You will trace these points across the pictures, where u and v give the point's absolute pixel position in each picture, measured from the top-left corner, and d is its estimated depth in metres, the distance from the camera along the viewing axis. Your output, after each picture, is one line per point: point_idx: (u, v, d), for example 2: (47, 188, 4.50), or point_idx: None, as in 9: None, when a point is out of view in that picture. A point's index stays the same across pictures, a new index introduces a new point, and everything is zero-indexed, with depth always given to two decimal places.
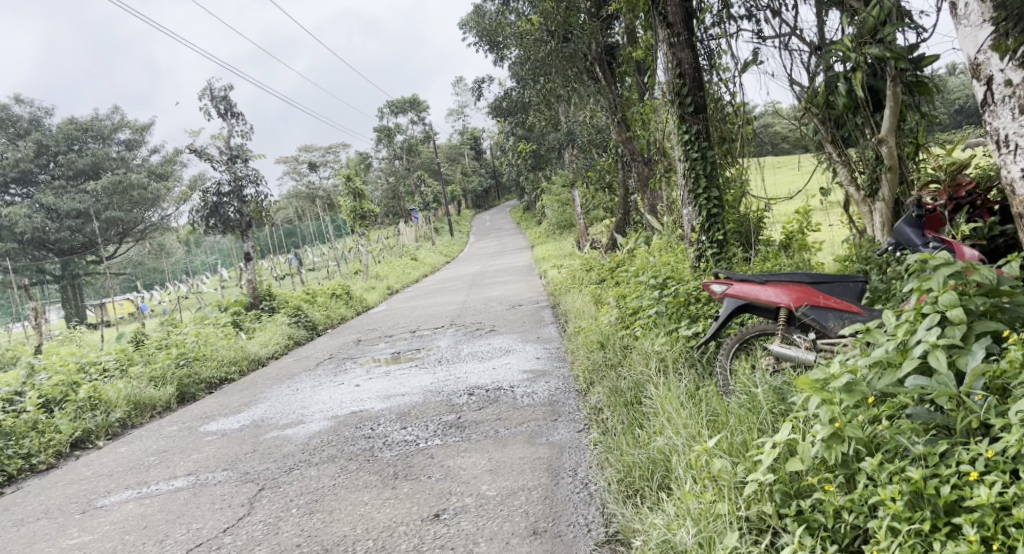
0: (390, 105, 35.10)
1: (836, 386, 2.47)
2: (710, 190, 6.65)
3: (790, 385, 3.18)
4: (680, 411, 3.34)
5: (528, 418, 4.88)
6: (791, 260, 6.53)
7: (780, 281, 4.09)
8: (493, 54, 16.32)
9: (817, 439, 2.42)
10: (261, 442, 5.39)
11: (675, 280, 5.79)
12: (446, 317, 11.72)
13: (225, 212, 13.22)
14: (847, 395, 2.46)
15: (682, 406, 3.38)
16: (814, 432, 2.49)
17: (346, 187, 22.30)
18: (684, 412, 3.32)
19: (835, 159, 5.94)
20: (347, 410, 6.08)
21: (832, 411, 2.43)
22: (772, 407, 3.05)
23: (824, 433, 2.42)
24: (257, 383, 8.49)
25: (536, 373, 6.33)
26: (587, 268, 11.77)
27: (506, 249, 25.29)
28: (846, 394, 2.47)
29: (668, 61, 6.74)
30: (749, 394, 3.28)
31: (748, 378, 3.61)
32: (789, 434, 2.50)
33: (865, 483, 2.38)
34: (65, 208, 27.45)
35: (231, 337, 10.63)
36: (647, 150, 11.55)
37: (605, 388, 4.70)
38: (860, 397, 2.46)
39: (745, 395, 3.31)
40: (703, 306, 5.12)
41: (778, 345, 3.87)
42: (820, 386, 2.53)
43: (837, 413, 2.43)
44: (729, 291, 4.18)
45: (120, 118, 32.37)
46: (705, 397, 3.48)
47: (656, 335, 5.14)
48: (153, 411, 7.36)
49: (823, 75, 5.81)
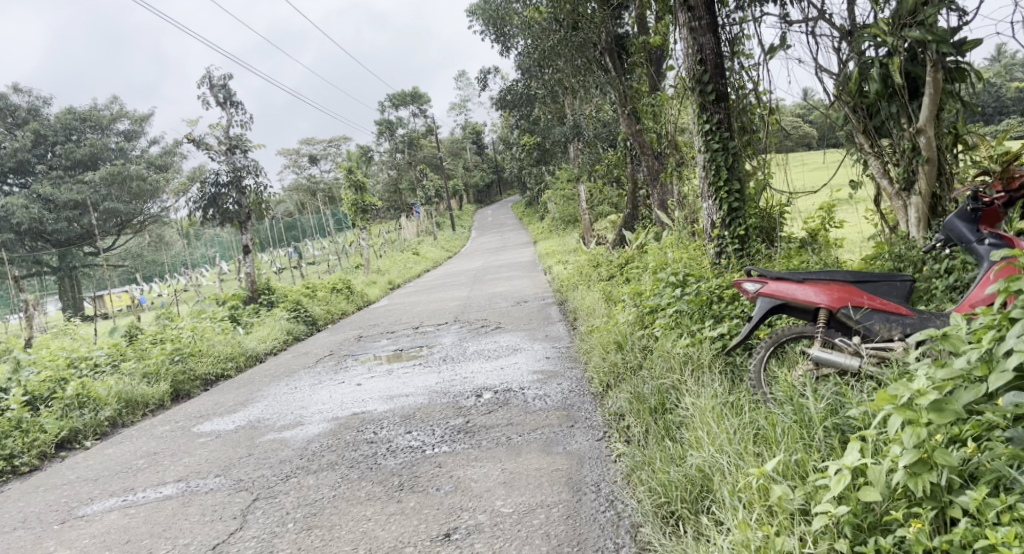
0: (392, 98, 34.74)
1: (924, 404, 2.22)
2: (731, 182, 6.32)
3: (843, 396, 2.88)
4: (719, 424, 3.04)
5: (541, 424, 4.57)
6: (817, 257, 6.21)
7: (819, 279, 3.77)
8: (498, 45, 15.98)
9: (902, 464, 2.18)
10: (257, 446, 5.08)
11: (695, 277, 5.48)
12: (449, 313, 11.41)
13: (223, 203, 12.89)
14: (936, 414, 2.22)
15: (720, 419, 3.09)
16: (895, 455, 2.25)
17: (347, 180, 21.97)
18: (723, 425, 3.03)
19: (865, 151, 5.57)
20: (348, 411, 5.77)
21: (923, 434, 2.17)
22: (826, 422, 2.76)
23: (909, 459, 2.18)
24: (254, 381, 8.18)
25: (547, 374, 6.02)
26: (595, 264, 11.43)
27: (508, 245, 24.95)
28: (934, 413, 2.22)
29: (689, 46, 6.40)
30: (795, 404, 2.98)
31: (789, 386, 3.30)
32: (867, 461, 2.24)
33: (964, 520, 2.12)
34: (63, 199, 27.12)
35: (227, 332, 10.31)
36: (658, 144, 11.22)
37: (626, 392, 4.38)
38: (953, 417, 2.21)
39: (791, 406, 3.00)
40: (728, 306, 4.81)
41: (819, 349, 3.55)
42: (901, 403, 2.30)
43: (927, 436, 2.18)
44: (762, 290, 3.85)
45: (119, 108, 32.00)
46: (744, 409, 3.19)
47: (677, 336, 4.82)
48: (145, 409, 7.05)
49: (855, 60, 5.47)
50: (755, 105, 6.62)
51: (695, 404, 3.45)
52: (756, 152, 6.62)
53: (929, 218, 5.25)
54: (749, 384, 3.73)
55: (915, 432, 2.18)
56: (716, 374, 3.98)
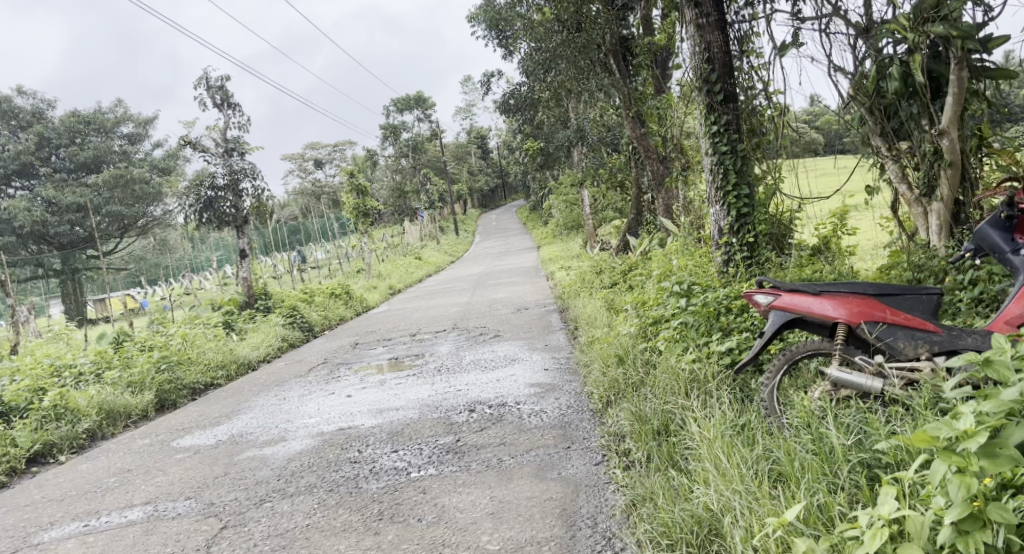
0: (396, 103, 34.53)
1: (973, 450, 1.98)
2: (740, 186, 6.01)
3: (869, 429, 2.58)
4: (729, 457, 2.73)
5: (536, 444, 4.26)
6: (831, 266, 5.88)
7: (837, 292, 3.47)
8: (501, 48, 15.73)
9: (948, 521, 1.94)
10: (235, 464, 4.78)
11: (702, 287, 5.18)
12: (448, 320, 11.10)
13: (219, 207, 12.61)
14: (988, 460, 1.99)
15: (731, 451, 2.79)
16: (938, 506, 2.01)
17: (349, 184, 21.70)
18: (734, 459, 2.73)
19: (882, 153, 5.26)
20: (334, 426, 5.47)
21: (972, 485, 1.94)
22: (850, 458, 2.46)
23: (955, 512, 1.94)
24: (243, 390, 7.89)
25: (544, 387, 5.70)
26: (598, 270, 11.11)
27: (511, 250, 24.66)
28: (985, 460, 1.99)
29: (696, 44, 6.10)
30: (813, 433, 2.69)
31: (807, 413, 3.00)
32: (907, 510, 1.99)
33: None
34: (66, 202, 26.93)
35: (220, 339, 10.05)
36: (663, 148, 10.90)
37: (627, 411, 4.07)
38: (1006, 464, 1.98)
39: (810, 437, 2.69)
40: (737, 319, 4.51)
41: (838, 368, 3.25)
42: (946, 446, 2.05)
43: (979, 488, 1.94)
44: (776, 302, 3.55)
45: (123, 111, 31.81)
46: (757, 438, 2.88)
47: (682, 350, 4.51)
48: (127, 421, 6.78)
49: (872, 59, 5.17)
50: (764, 106, 6.31)
51: (703, 431, 3.14)
52: (766, 156, 6.31)
53: (951, 225, 4.94)
54: (760, 407, 3.41)
55: (963, 482, 1.95)
56: (724, 394, 3.68)
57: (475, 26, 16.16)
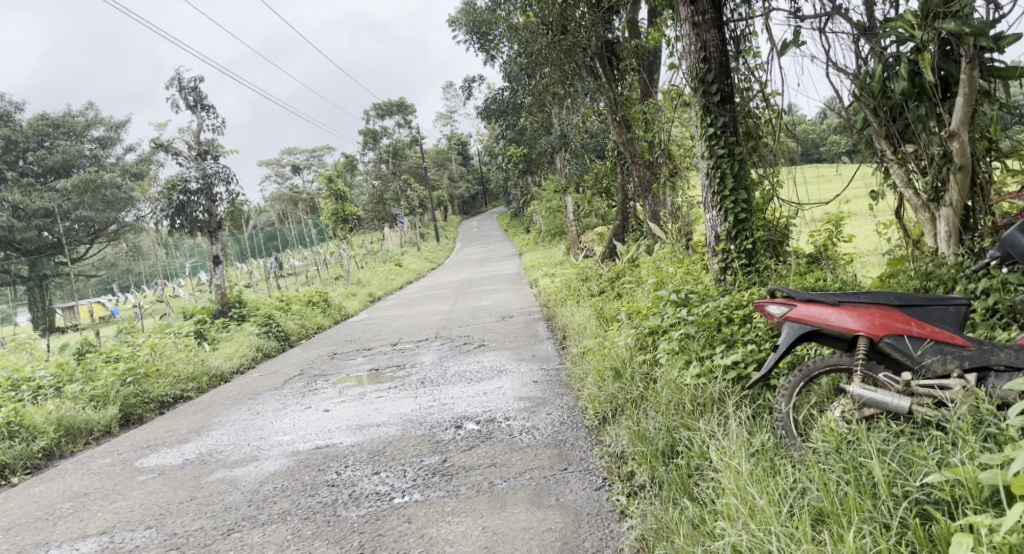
0: (376, 108, 34.12)
1: None
2: (737, 191, 5.77)
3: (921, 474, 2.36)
4: (762, 492, 2.56)
5: (529, 466, 3.96)
6: (833, 274, 5.65)
7: (858, 302, 3.23)
8: (484, 52, 15.49)
9: None
10: (202, 487, 4.43)
11: (700, 296, 4.94)
12: (430, 329, 10.75)
13: (192, 212, 12.17)
14: None
15: (761, 488, 2.57)
16: None
17: (327, 189, 21.27)
18: (767, 496, 2.53)
19: (886, 157, 5.03)
20: (311, 445, 5.13)
21: None
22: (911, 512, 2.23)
23: None
24: (215, 403, 7.51)
25: (534, 401, 5.40)
26: (584, 278, 10.82)
27: (493, 257, 24.32)
28: None
29: (691, 42, 5.86)
30: (848, 465, 2.51)
31: (834, 436, 2.80)
32: None
33: None
34: (34, 207, 26.17)
35: (191, 349, 9.64)
36: (650, 153, 10.64)
37: (627, 430, 3.80)
38: None
39: (850, 476, 2.46)
40: (741, 330, 4.25)
41: (862, 386, 3.01)
42: None
43: None
44: (789, 314, 3.30)
45: (94, 114, 31.10)
46: (784, 472, 2.71)
47: (684, 363, 4.24)
48: (88, 438, 6.40)
49: (876, 58, 4.92)
50: (761, 107, 6.09)
51: (721, 468, 2.90)
52: (762, 159, 6.06)
53: (961, 232, 4.72)
54: (777, 430, 3.15)
55: None
56: (735, 413, 3.42)
57: (457, 30, 15.87)
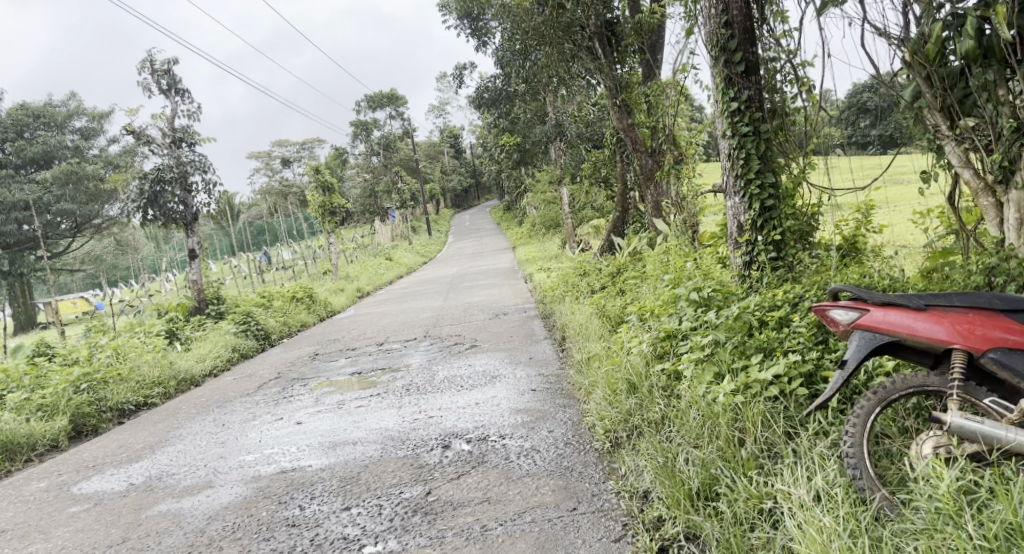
0: (367, 100, 33.32)
1: None
2: (764, 173, 5.08)
3: None
4: None
5: (529, 503, 3.30)
6: (875, 268, 4.95)
7: (949, 306, 2.57)
8: (477, 37, 14.77)
9: None
10: (139, 525, 3.73)
11: (724, 296, 4.27)
12: (419, 328, 10.03)
13: (166, 203, 11.38)
14: None
15: None
16: None
17: (315, 181, 20.47)
18: None
19: (942, 133, 4.35)
20: (275, 468, 4.42)
21: None
22: None
23: None
24: (180, 411, 6.80)
25: (534, 415, 4.70)
26: (582, 272, 10.11)
27: (486, 251, 23.56)
28: None
29: (711, 4, 5.19)
30: None
31: (951, 495, 2.28)
32: None
33: None
34: (12, 199, 25.21)
35: (159, 349, 8.90)
36: (654, 139, 9.89)
37: (652, 465, 3.16)
38: None
39: None
40: (781, 335, 3.56)
41: (962, 415, 2.37)
42: None
43: None
44: (861, 320, 2.62)
45: (77, 105, 30.17)
46: None
47: (714, 377, 3.54)
48: (29, 455, 5.70)
49: (926, 20, 4.17)
50: (788, 81, 5.36)
51: (798, 551, 2.35)
52: (790, 139, 5.30)
53: None
54: (847, 470, 2.55)
55: None
56: (792, 463, 2.78)
57: (447, 14, 15.06)
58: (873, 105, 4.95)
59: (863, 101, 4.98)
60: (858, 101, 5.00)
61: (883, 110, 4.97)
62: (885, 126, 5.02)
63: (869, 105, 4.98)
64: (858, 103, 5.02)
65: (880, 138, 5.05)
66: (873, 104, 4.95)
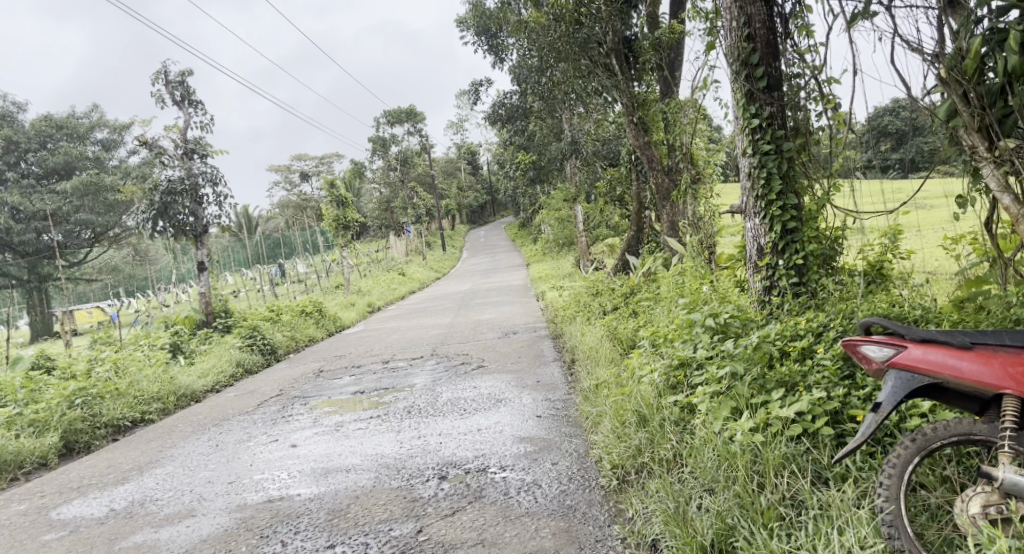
0: (386, 115, 33.38)
1: None
2: (786, 194, 4.83)
3: None
4: None
5: (526, 549, 3.05)
6: (903, 296, 4.66)
7: (997, 345, 2.34)
8: (494, 53, 14.63)
9: None
10: None
11: (743, 324, 3.98)
12: (427, 346, 9.80)
13: (176, 214, 11.27)
14: None
15: None
16: None
17: (330, 195, 20.38)
18: None
19: (976, 155, 4.04)
20: (262, 496, 4.18)
21: None
22: None
23: None
24: (176, 429, 6.60)
25: (537, 445, 4.43)
26: (595, 292, 9.86)
27: (500, 267, 23.32)
28: None
29: (733, 17, 4.96)
30: None
31: None
32: None
33: None
34: (32, 209, 25.33)
35: (162, 364, 8.73)
36: (671, 157, 9.64)
37: (662, 511, 2.91)
38: None
39: None
40: (804, 368, 3.27)
41: (1015, 470, 2.20)
42: None
43: None
44: (898, 359, 2.39)
45: (98, 116, 30.37)
46: None
47: (731, 413, 3.25)
48: (17, 473, 5.52)
49: (962, 35, 3.91)
50: (813, 99, 5.10)
51: None
52: (813, 158, 5.02)
53: None
54: (882, 528, 2.36)
55: None
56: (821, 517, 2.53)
57: (464, 30, 14.93)
58: (895, 129, 4.64)
59: (884, 124, 4.70)
60: (878, 124, 4.66)
61: (905, 134, 4.63)
62: (905, 150, 4.66)
63: (890, 129, 4.69)
64: (879, 127, 4.74)
65: (902, 161, 4.67)
66: (894, 128, 4.66)
